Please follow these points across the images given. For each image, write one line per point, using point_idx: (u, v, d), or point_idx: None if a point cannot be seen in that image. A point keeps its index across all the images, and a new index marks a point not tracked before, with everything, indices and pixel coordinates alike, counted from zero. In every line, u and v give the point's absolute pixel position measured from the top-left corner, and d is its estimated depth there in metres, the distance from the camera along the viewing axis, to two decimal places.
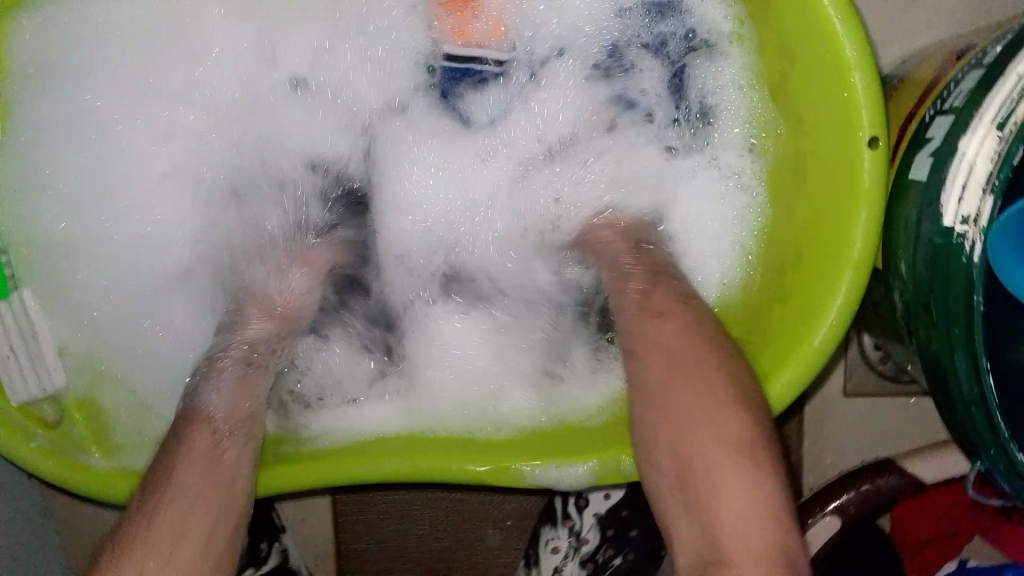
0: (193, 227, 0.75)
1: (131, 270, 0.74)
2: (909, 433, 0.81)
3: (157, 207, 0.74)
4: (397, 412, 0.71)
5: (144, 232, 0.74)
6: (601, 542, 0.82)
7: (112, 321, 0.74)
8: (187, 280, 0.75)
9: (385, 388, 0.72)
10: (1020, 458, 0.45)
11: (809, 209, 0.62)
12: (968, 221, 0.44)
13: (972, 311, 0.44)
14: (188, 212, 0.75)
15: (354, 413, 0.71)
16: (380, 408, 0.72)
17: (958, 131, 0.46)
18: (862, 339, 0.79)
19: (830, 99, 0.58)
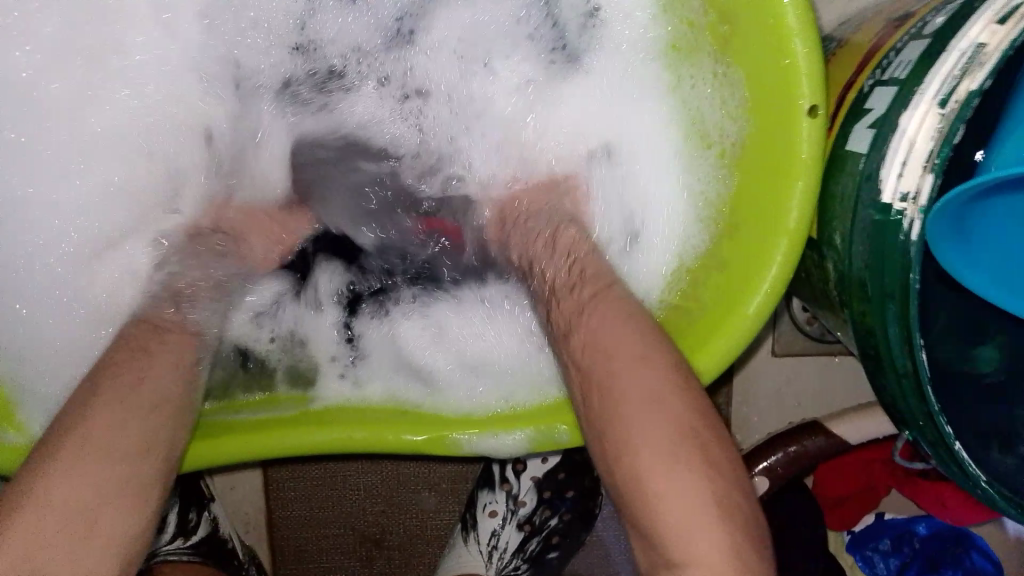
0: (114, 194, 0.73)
1: (45, 229, 0.71)
2: (836, 391, 0.84)
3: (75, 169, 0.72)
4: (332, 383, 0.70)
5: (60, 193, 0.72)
6: (537, 504, 0.85)
7: (20, 281, 0.70)
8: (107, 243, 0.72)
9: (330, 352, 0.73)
10: (949, 429, 0.46)
11: (749, 180, 0.62)
12: (908, 200, 0.44)
13: (908, 287, 0.44)
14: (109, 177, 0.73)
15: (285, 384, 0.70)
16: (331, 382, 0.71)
17: (900, 111, 0.46)
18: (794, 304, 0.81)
19: (771, 65, 0.58)
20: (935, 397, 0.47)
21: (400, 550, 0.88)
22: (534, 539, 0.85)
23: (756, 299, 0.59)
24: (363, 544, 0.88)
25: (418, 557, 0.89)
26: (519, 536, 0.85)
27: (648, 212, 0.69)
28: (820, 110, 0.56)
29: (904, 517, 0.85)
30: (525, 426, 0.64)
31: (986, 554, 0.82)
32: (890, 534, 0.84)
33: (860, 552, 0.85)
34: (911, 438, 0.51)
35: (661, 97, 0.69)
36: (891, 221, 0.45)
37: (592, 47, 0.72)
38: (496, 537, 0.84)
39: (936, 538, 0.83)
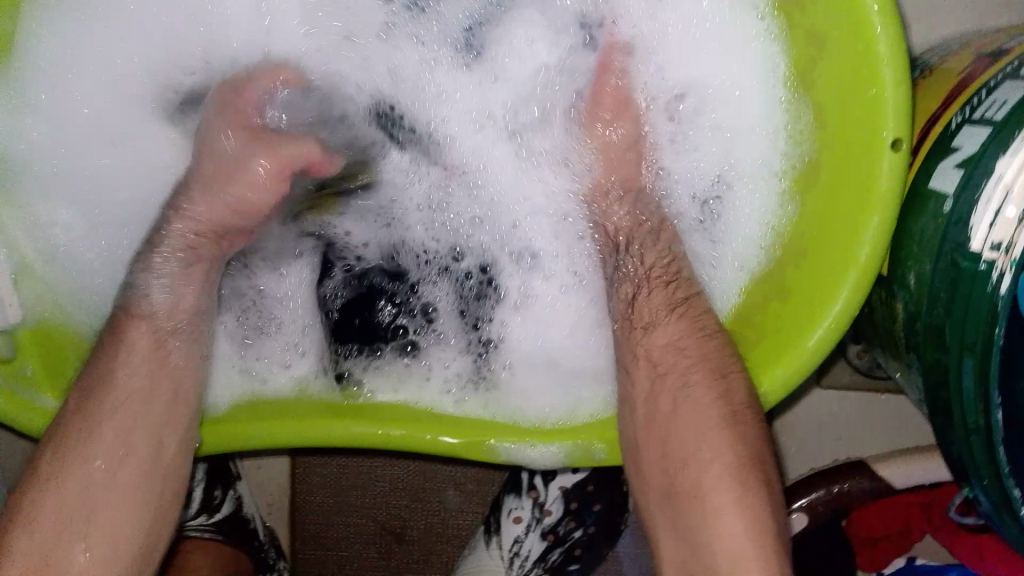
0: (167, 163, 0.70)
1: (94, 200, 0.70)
2: (882, 430, 0.83)
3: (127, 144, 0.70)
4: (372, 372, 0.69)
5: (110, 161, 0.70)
6: (563, 514, 0.84)
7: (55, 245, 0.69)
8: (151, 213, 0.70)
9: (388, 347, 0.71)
10: (1017, 492, 0.45)
11: (821, 208, 0.60)
12: (999, 250, 0.42)
13: (991, 343, 0.42)
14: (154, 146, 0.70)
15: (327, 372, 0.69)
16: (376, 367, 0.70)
17: (996, 159, 0.44)
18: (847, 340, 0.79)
19: (856, 92, 0.56)
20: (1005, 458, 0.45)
21: (419, 546, 0.87)
22: (556, 549, 0.84)
23: (817, 332, 0.58)
24: (384, 536, 0.87)
25: (439, 554, 0.88)
26: (543, 544, 0.84)
27: (739, 212, 0.66)
28: (904, 143, 0.54)
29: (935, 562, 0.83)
30: (562, 438, 0.63)
31: None
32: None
33: None
34: (969, 493, 0.50)
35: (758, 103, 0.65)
36: (979, 271, 0.43)
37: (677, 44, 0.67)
38: (519, 543, 0.83)
39: None
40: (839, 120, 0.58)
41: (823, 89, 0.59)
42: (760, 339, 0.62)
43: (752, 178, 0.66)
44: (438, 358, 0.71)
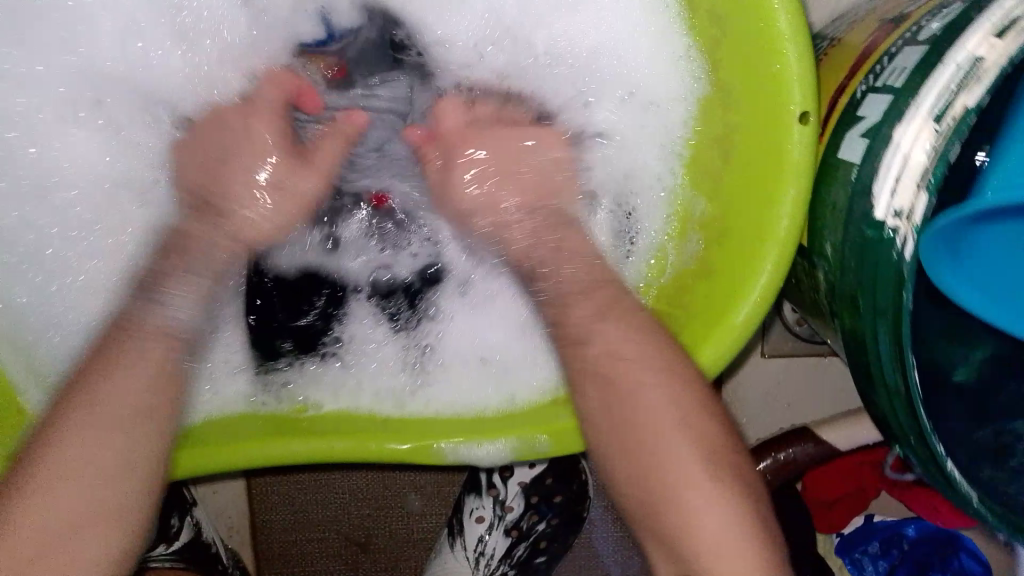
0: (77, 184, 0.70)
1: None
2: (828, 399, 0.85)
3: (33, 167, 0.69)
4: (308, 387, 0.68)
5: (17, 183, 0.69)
6: (525, 509, 0.84)
7: None
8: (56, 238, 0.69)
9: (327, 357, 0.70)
10: (941, 449, 0.45)
11: (736, 187, 0.61)
12: (901, 216, 0.43)
13: (900, 306, 0.43)
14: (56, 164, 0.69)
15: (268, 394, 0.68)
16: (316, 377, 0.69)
17: (895, 125, 0.45)
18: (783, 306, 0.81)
19: (762, 67, 0.56)
20: (927, 416, 0.45)
21: (385, 554, 0.87)
22: (521, 544, 0.85)
23: (743, 309, 0.58)
24: (348, 548, 0.87)
25: (406, 560, 0.88)
26: (507, 541, 0.84)
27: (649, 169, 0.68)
28: (811, 116, 0.55)
29: (893, 520, 0.84)
30: (508, 433, 0.63)
31: (976, 554, 0.82)
32: (880, 536, 0.84)
33: (848, 555, 0.85)
34: (901, 454, 0.50)
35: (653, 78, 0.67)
36: (884, 237, 0.44)
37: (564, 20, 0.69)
38: (482, 542, 0.84)
39: (926, 541, 0.83)
40: (745, 97, 0.59)
41: (730, 68, 0.60)
42: (689, 312, 0.62)
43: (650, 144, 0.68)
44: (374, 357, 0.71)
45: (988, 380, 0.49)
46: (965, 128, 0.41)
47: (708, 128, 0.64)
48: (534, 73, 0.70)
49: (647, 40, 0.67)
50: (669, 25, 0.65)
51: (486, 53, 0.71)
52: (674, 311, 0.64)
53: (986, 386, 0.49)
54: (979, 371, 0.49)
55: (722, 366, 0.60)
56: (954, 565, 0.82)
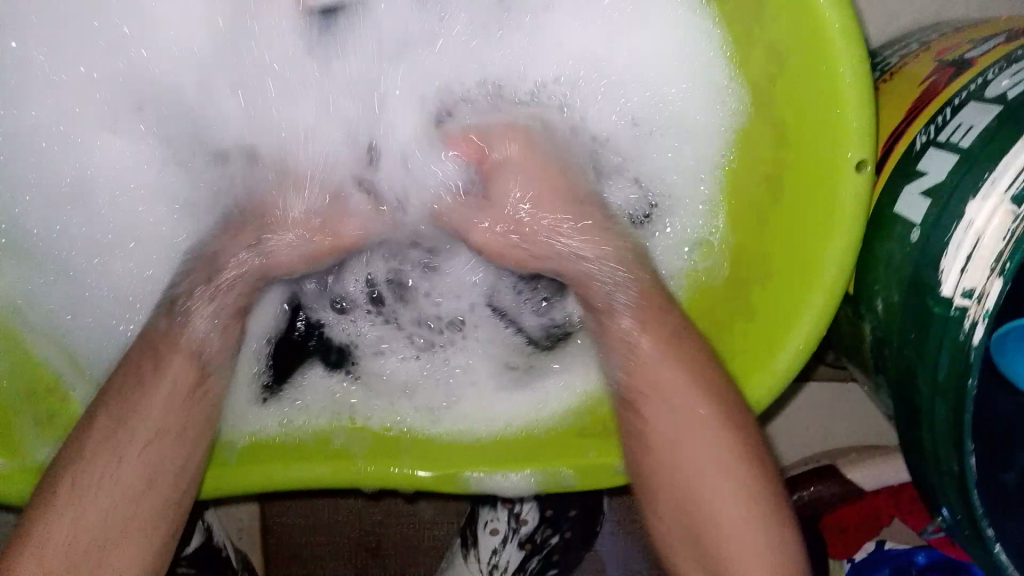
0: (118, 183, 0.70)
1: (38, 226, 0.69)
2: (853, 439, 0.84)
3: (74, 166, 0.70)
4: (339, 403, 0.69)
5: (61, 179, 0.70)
6: (539, 522, 0.83)
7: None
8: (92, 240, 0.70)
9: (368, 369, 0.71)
10: (992, 531, 0.44)
11: (784, 226, 0.60)
12: (971, 297, 0.42)
13: (963, 388, 0.42)
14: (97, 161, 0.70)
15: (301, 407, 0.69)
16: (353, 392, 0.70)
17: (965, 200, 0.43)
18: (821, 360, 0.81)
19: (818, 112, 0.55)
20: (979, 496, 0.45)
21: (396, 560, 0.87)
22: (534, 556, 0.83)
23: (785, 354, 0.58)
24: (359, 553, 0.87)
25: (416, 565, 0.88)
26: (520, 554, 0.83)
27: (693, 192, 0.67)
28: (866, 165, 0.54)
29: (904, 547, 0.84)
30: (535, 464, 0.63)
31: None
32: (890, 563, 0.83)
33: None
34: (944, 521, 0.50)
35: (704, 101, 0.66)
36: (950, 316, 0.43)
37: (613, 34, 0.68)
38: (496, 554, 0.82)
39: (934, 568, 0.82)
40: (798, 139, 0.57)
41: (782, 106, 0.58)
42: (732, 345, 0.62)
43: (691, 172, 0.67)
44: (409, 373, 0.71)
45: None
46: None
47: (756, 157, 0.63)
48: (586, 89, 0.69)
49: (694, 62, 0.66)
50: (718, 50, 0.64)
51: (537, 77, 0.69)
52: (717, 342, 0.63)
53: None
54: None
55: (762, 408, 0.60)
56: None
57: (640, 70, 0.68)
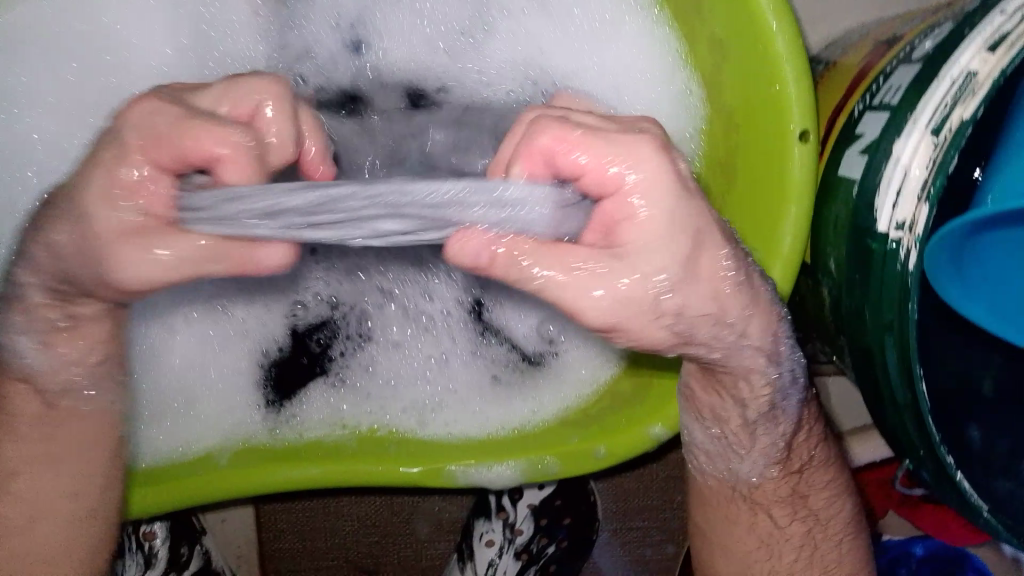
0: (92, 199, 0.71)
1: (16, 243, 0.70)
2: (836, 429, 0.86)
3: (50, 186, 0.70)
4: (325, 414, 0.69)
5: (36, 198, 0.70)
6: (534, 532, 0.84)
7: None
8: None
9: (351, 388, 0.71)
10: (951, 459, 0.45)
11: (743, 204, 0.62)
12: (903, 229, 0.44)
13: (906, 318, 0.44)
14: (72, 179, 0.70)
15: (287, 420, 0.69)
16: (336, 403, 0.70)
17: (895, 142, 0.46)
18: None
19: (760, 90, 0.58)
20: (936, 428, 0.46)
21: None
22: (530, 568, 0.84)
23: None
24: None
25: None
26: (517, 564, 0.84)
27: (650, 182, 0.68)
28: (809, 135, 0.56)
29: (900, 538, 0.84)
30: (517, 457, 0.63)
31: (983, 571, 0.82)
32: (889, 556, 0.83)
33: None
34: (912, 467, 0.51)
35: (662, 92, 0.67)
36: (888, 250, 0.45)
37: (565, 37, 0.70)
38: (493, 566, 0.83)
39: (934, 559, 0.83)
40: (748, 118, 0.60)
41: (730, 90, 0.61)
42: None
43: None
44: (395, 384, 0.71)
45: (999, 391, 0.49)
46: (961, 140, 0.42)
47: (713, 142, 0.65)
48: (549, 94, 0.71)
49: (648, 53, 0.67)
50: (669, 41, 0.66)
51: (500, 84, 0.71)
52: None
53: (998, 397, 0.49)
54: (988, 383, 0.49)
55: None
56: None
57: (605, 69, 0.69)
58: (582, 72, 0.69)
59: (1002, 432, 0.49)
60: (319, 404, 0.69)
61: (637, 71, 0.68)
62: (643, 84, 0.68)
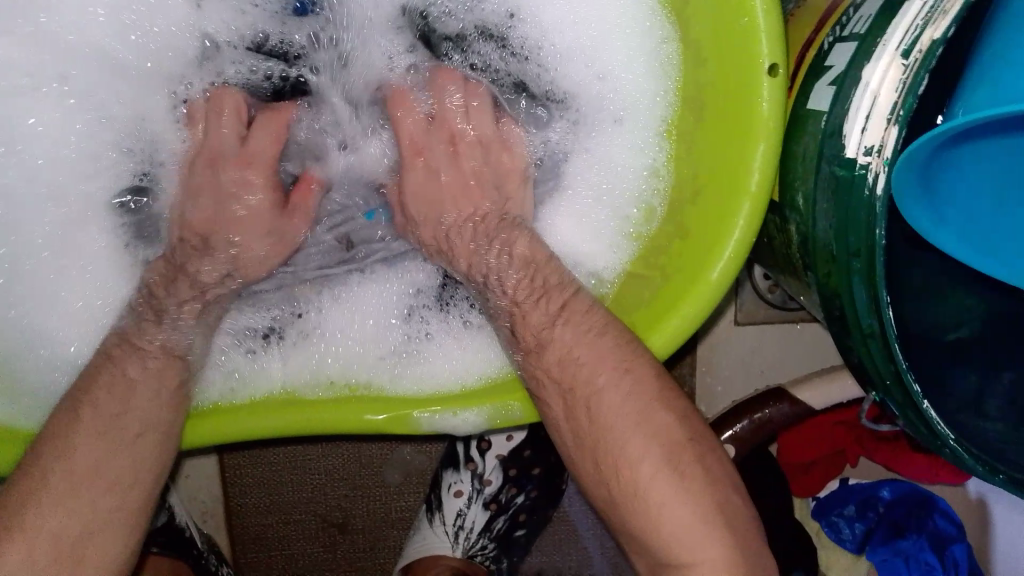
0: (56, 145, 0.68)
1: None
2: (805, 369, 0.84)
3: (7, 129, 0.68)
4: (298, 362, 0.67)
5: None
6: (503, 482, 0.84)
7: None
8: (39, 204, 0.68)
9: (340, 326, 0.69)
10: (914, 385, 0.45)
11: (711, 144, 0.61)
12: (872, 153, 0.43)
13: (873, 243, 0.43)
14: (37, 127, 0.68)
15: (277, 359, 0.67)
16: (308, 352, 0.67)
17: (863, 67, 0.45)
18: (754, 271, 0.81)
19: (728, 23, 0.57)
20: (902, 355, 0.46)
21: (364, 535, 0.87)
22: (500, 517, 0.84)
23: (718, 265, 0.58)
24: (325, 530, 0.86)
25: (384, 540, 0.87)
26: (486, 514, 0.84)
27: (606, 148, 0.67)
28: (780, 68, 0.55)
29: (869, 481, 0.86)
30: (481, 403, 0.62)
31: (948, 515, 0.83)
32: (856, 498, 0.85)
33: (826, 519, 0.86)
34: (878, 399, 0.51)
35: (631, 51, 0.65)
36: (856, 176, 0.44)
37: (540, 7, 0.68)
38: (462, 516, 0.83)
39: (901, 503, 0.84)
40: (718, 56, 0.59)
41: (700, 26, 0.60)
42: (665, 262, 0.63)
43: (624, 129, 0.67)
44: (368, 331, 0.68)
45: (967, 318, 0.49)
46: (931, 61, 0.41)
47: (684, 91, 0.63)
48: (534, 59, 0.69)
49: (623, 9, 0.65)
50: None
51: (496, 30, 0.69)
52: (655, 268, 0.64)
53: (964, 326, 0.49)
54: (957, 311, 0.49)
55: (677, 343, 0.60)
56: (929, 525, 0.83)
57: (578, 23, 0.67)
58: (558, 24, 0.67)
59: (965, 357, 0.49)
60: (284, 360, 0.67)
61: (611, 26, 0.65)
62: (620, 39, 0.65)
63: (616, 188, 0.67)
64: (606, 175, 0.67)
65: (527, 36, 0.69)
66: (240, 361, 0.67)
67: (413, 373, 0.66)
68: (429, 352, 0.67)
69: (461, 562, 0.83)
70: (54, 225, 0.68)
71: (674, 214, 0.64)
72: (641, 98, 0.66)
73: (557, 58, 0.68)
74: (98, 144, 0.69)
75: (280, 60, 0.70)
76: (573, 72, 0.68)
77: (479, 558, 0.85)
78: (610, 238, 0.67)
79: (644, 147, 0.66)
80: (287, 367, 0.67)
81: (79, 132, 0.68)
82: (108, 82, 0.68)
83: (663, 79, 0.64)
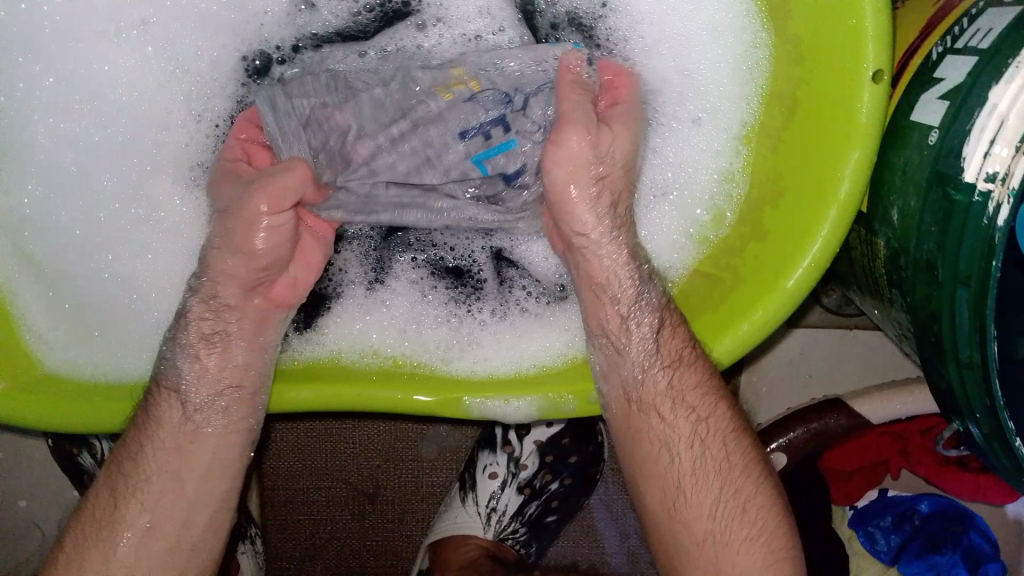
0: (129, 96, 0.66)
1: (47, 132, 0.66)
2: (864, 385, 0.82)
3: (80, 76, 0.65)
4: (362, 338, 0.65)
5: (67, 93, 0.65)
6: (539, 467, 0.83)
7: (13, 181, 0.65)
8: (106, 155, 0.66)
9: (394, 309, 0.67)
10: (1009, 423, 0.44)
11: (801, 147, 0.58)
12: (995, 181, 0.41)
13: (987, 277, 0.41)
14: (111, 76, 0.66)
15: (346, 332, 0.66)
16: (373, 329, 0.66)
17: (992, 85, 0.42)
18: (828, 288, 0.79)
19: (833, 23, 0.54)
20: (999, 390, 0.44)
21: (393, 506, 0.86)
22: (533, 503, 0.83)
23: (796, 274, 0.56)
24: (355, 499, 0.85)
25: (413, 513, 0.86)
26: (519, 498, 0.83)
27: (683, 147, 0.65)
28: (884, 74, 0.53)
29: (907, 494, 0.84)
30: (536, 391, 0.60)
31: (984, 532, 0.81)
32: (894, 510, 0.84)
33: (863, 528, 0.84)
34: (959, 428, 0.49)
35: (725, 47, 0.63)
36: (973, 203, 0.42)
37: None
38: (494, 498, 0.83)
39: (938, 517, 0.83)
40: (818, 56, 0.56)
41: (800, 20, 0.57)
42: (736, 264, 0.61)
43: (706, 129, 0.64)
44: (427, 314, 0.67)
45: None
46: None
47: (778, 90, 0.61)
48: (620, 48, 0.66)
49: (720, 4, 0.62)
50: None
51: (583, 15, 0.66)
52: (725, 271, 0.62)
53: None
54: None
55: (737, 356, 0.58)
56: (964, 542, 0.81)
57: (670, 16, 0.64)
58: (649, 20, 0.65)
59: None
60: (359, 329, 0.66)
61: (706, 23, 0.63)
62: (712, 39, 0.63)
63: (679, 188, 0.65)
64: (681, 176, 0.65)
65: (614, 26, 0.66)
66: (291, 341, 0.64)
67: (467, 356, 0.64)
68: (487, 337, 0.65)
69: (491, 543, 0.84)
70: (118, 182, 0.66)
71: (751, 217, 0.62)
72: (728, 94, 0.63)
73: (643, 53, 0.65)
74: (168, 98, 0.66)
75: (369, 17, 0.67)
76: (657, 68, 0.65)
77: (510, 540, 0.84)
78: (666, 236, 0.65)
79: (725, 150, 0.64)
80: (337, 340, 0.65)
81: (146, 82, 0.66)
82: (184, 35, 0.66)
83: (752, 84, 0.62)
